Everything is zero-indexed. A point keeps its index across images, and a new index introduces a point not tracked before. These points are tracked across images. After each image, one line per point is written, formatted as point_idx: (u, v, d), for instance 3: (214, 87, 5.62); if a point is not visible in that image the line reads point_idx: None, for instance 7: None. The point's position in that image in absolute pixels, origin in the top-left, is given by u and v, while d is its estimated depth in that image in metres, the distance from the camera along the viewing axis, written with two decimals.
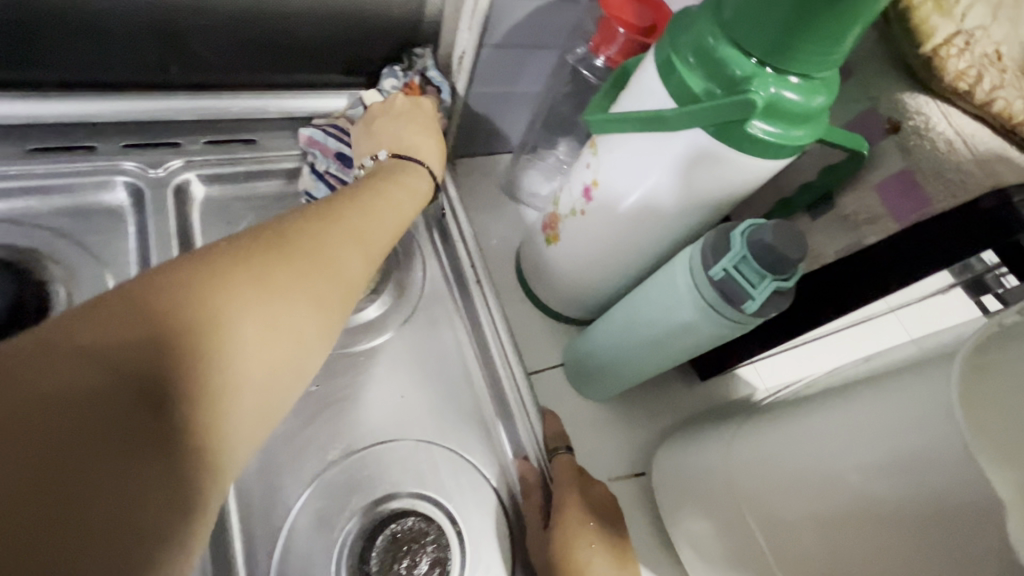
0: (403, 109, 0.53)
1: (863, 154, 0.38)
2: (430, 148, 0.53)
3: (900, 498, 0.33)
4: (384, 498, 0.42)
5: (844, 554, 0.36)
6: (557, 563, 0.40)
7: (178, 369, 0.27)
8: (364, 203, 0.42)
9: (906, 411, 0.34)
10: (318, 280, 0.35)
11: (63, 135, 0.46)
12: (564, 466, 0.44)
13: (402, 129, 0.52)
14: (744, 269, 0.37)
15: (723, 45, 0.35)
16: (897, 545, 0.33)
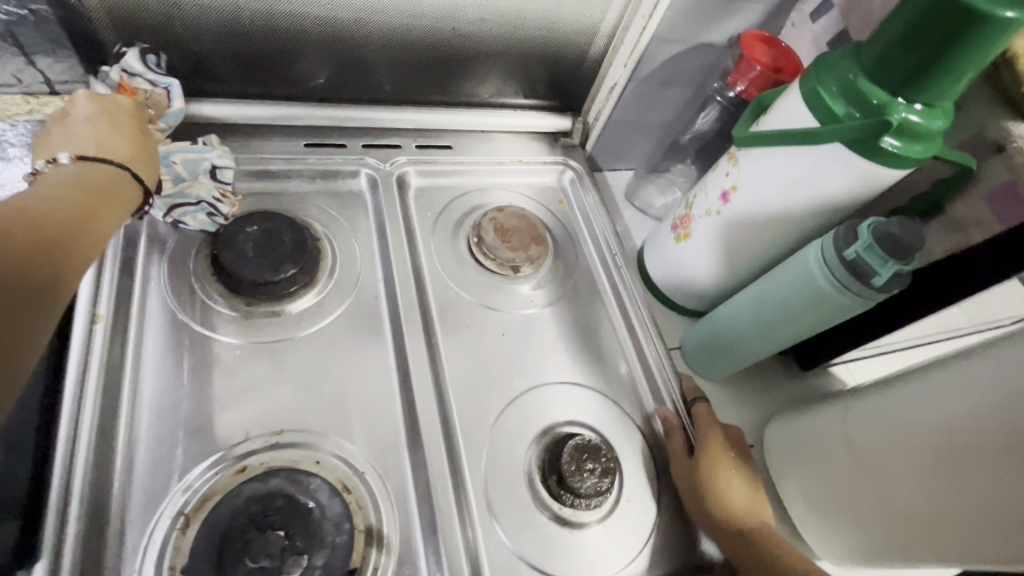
0: (89, 113, 0.44)
1: (972, 171, 0.48)
2: (121, 145, 0.44)
3: (1013, 428, 0.42)
4: (558, 423, 0.53)
5: (966, 487, 0.44)
6: (704, 480, 0.49)
7: (47, 284, 0.34)
8: (99, 184, 0.41)
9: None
10: (56, 245, 0.36)
11: (324, 136, 0.63)
12: (702, 412, 0.54)
13: (100, 137, 0.43)
14: (870, 254, 0.47)
15: (861, 81, 0.46)
16: (1015, 466, 0.41)
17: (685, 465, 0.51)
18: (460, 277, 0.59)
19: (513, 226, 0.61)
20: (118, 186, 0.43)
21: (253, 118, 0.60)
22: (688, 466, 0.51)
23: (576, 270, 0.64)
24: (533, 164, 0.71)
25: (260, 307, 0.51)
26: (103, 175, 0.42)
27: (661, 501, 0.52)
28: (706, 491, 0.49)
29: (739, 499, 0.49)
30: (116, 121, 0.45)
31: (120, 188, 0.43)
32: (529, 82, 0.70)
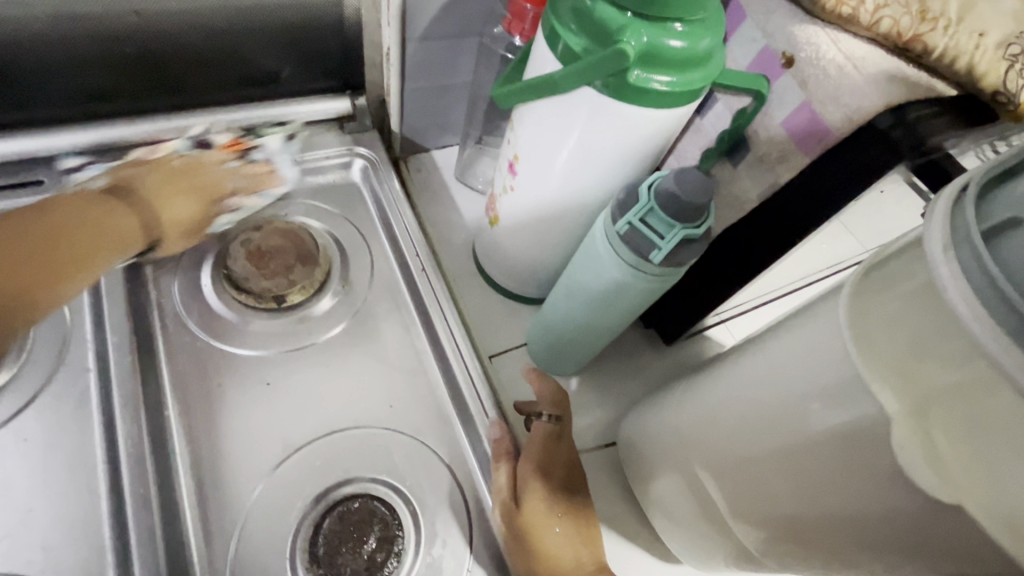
0: (170, 171, 0.49)
1: (765, 95, 0.39)
2: (183, 209, 0.49)
3: (835, 420, 0.31)
4: (340, 483, 0.44)
5: (794, 491, 0.34)
6: (524, 530, 0.42)
7: (21, 304, 0.37)
8: (90, 233, 0.42)
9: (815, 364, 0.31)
10: (32, 261, 0.38)
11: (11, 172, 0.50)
12: (539, 433, 0.47)
13: (179, 197, 0.49)
14: (650, 221, 0.38)
15: (600, 3, 0.35)
16: (846, 468, 0.30)
17: (511, 497, 0.43)
18: (212, 322, 0.48)
19: (273, 248, 0.51)
20: (92, 252, 0.41)
21: None
22: (508, 505, 0.43)
23: (369, 283, 0.54)
24: (313, 160, 0.59)
25: None
26: (71, 208, 0.42)
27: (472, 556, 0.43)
28: (521, 537, 0.42)
29: (550, 539, 0.42)
30: (186, 183, 0.49)
31: (99, 232, 0.42)
32: (291, 63, 0.56)
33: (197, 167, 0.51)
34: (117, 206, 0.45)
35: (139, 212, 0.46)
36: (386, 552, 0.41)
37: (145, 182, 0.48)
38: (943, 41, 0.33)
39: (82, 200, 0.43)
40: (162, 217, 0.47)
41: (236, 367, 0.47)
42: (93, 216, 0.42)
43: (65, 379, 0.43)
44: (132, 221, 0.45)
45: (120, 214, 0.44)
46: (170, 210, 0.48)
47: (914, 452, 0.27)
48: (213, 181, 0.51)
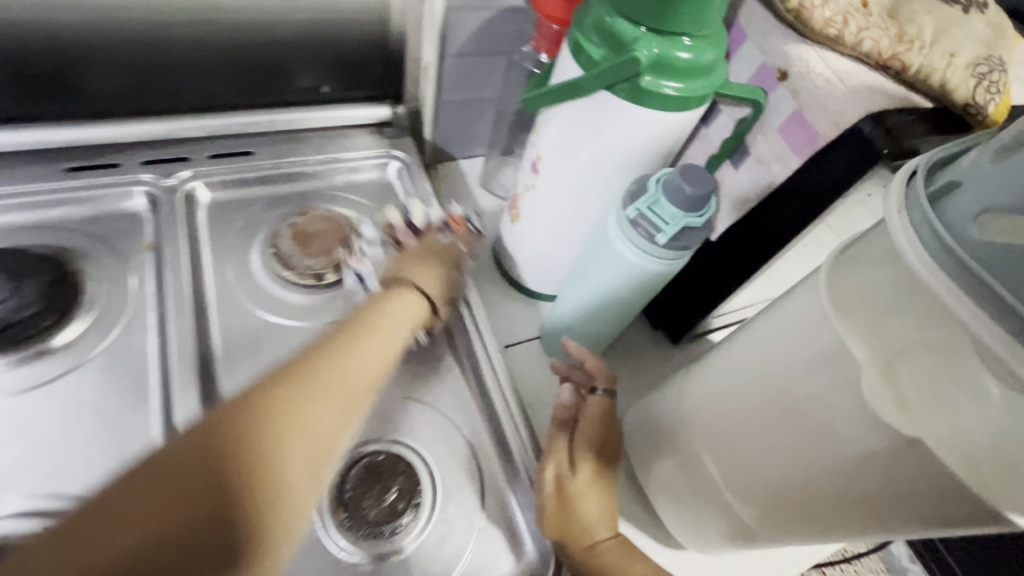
0: (410, 252, 0.54)
1: (763, 105, 0.43)
2: (432, 283, 0.52)
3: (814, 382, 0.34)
4: (365, 441, 0.47)
5: (788, 453, 0.37)
6: (566, 494, 0.44)
7: (215, 539, 0.31)
8: (379, 310, 0.47)
9: (794, 329, 0.35)
10: (279, 433, 0.35)
11: (92, 156, 0.56)
12: (595, 408, 0.48)
13: (425, 279, 0.52)
14: (657, 208, 0.42)
15: (618, 19, 0.40)
16: (829, 424, 0.33)
17: (559, 461, 0.46)
18: (257, 296, 0.53)
19: (315, 230, 0.56)
20: (370, 372, 0.43)
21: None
22: (560, 468, 0.46)
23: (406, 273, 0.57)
24: (353, 159, 0.65)
25: None
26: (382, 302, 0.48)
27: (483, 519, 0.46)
28: (563, 499, 0.44)
29: (592, 506, 0.45)
30: (425, 258, 0.53)
31: (389, 323, 0.47)
32: (338, 72, 0.63)
33: (428, 241, 0.55)
34: (409, 284, 0.50)
35: (411, 294, 0.50)
36: (405, 503, 0.45)
37: (390, 268, 0.52)
38: (918, 59, 0.39)
39: (372, 305, 0.48)
40: (434, 292, 0.52)
41: (275, 338, 0.52)
42: (374, 319, 0.46)
43: (125, 337, 0.48)
44: (410, 301, 0.50)
45: (413, 295, 0.50)
46: (426, 282, 0.51)
47: (880, 391, 0.30)
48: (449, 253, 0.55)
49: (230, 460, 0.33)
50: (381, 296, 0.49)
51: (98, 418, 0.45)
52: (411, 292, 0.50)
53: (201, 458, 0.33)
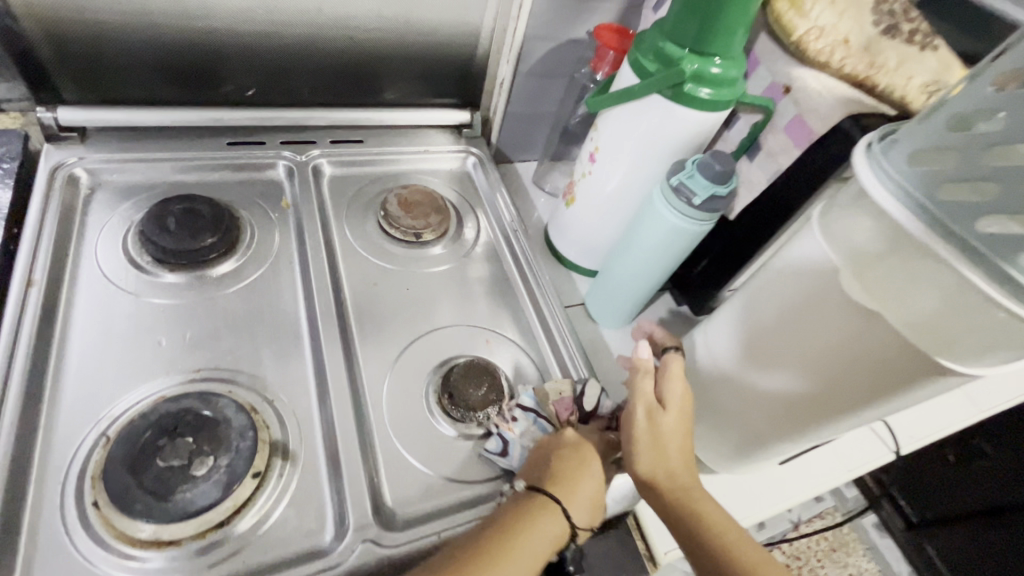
0: (562, 452, 0.51)
1: (772, 111, 0.59)
2: (591, 483, 0.49)
3: (807, 292, 0.47)
4: (456, 355, 0.60)
5: (796, 353, 0.49)
6: (655, 433, 0.51)
7: None
8: (512, 530, 0.45)
9: (793, 256, 0.48)
10: None
11: (244, 134, 0.71)
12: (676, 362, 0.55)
13: (587, 493, 0.49)
14: (692, 180, 0.57)
15: (668, 44, 0.56)
16: (824, 319, 0.46)
17: (647, 402, 0.52)
18: (370, 247, 0.67)
19: (416, 200, 0.70)
20: (515, 564, 0.43)
21: (169, 121, 0.67)
22: (652, 410, 0.52)
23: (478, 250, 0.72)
24: (438, 152, 0.80)
25: (183, 274, 0.59)
26: (525, 513, 0.46)
27: None
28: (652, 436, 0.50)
29: (677, 445, 0.51)
30: (590, 463, 0.50)
31: (532, 533, 0.45)
32: (430, 83, 0.80)
33: (584, 453, 0.51)
34: (553, 501, 0.47)
35: (543, 503, 0.47)
36: (494, 397, 0.56)
37: (549, 473, 0.49)
38: (885, 80, 0.54)
39: (515, 512, 0.46)
40: (575, 510, 0.48)
41: (384, 279, 0.65)
42: (486, 549, 0.43)
43: (274, 268, 0.62)
44: (559, 527, 0.46)
45: (543, 525, 0.46)
46: (579, 504, 0.48)
47: (853, 285, 0.43)
48: (594, 457, 0.51)
49: None
50: (529, 501, 0.47)
51: (257, 324, 0.58)
52: (559, 511, 0.47)
53: None
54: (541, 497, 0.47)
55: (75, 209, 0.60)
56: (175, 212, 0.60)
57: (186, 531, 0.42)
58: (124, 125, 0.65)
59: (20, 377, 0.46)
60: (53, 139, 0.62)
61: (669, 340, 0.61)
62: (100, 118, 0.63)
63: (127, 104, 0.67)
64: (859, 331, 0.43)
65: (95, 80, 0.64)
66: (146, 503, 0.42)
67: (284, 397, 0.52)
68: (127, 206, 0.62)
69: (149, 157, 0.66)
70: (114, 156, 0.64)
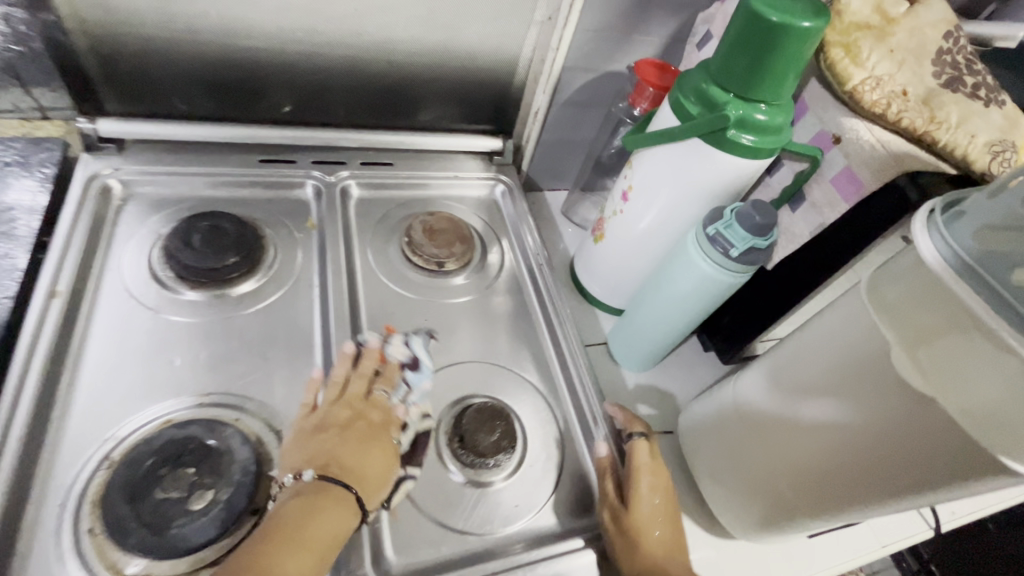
0: (343, 422, 0.49)
1: (819, 161, 0.55)
2: (376, 451, 0.48)
3: (850, 368, 0.44)
4: (470, 395, 0.58)
5: (835, 429, 0.45)
6: (627, 528, 0.48)
7: None
8: (319, 520, 0.42)
9: (840, 323, 0.45)
10: None
11: (277, 152, 0.71)
12: (641, 449, 0.51)
13: (373, 468, 0.47)
14: (731, 230, 0.54)
15: (711, 87, 0.54)
16: (866, 398, 0.42)
17: (611, 503, 0.50)
18: (391, 273, 0.66)
19: (440, 227, 0.69)
20: (309, 551, 0.40)
21: (202, 136, 0.67)
22: (615, 507, 0.49)
23: (498, 283, 0.70)
24: (468, 178, 0.79)
25: (203, 291, 0.58)
26: (326, 500, 0.43)
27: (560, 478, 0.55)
28: (626, 533, 0.47)
29: (656, 536, 0.47)
30: (366, 438, 0.49)
31: (327, 508, 0.43)
32: (463, 108, 0.79)
33: (358, 419, 0.50)
34: (340, 491, 0.44)
35: (391, 448, 0.49)
36: (507, 442, 0.53)
37: (324, 448, 0.47)
38: (945, 136, 0.50)
39: (315, 492, 0.43)
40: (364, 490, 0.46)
41: (402, 307, 0.64)
42: (302, 527, 0.41)
43: (293, 290, 0.62)
44: (341, 513, 0.43)
45: (325, 515, 0.42)
46: (364, 476, 0.46)
47: (906, 363, 0.40)
48: (374, 434, 0.49)
49: None
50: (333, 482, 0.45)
51: (270, 348, 0.56)
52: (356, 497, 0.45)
53: None
54: (332, 473, 0.45)
55: (104, 219, 0.61)
56: (200, 228, 0.59)
57: (178, 567, 0.41)
58: (161, 140, 0.66)
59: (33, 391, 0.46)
60: (89, 149, 0.63)
61: (632, 422, 0.55)
62: (135, 130, 0.64)
63: (164, 116, 0.68)
64: (910, 417, 0.39)
65: (136, 93, 0.65)
66: (140, 537, 0.40)
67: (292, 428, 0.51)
68: (157, 219, 0.63)
69: (180, 172, 0.66)
70: (149, 168, 0.65)
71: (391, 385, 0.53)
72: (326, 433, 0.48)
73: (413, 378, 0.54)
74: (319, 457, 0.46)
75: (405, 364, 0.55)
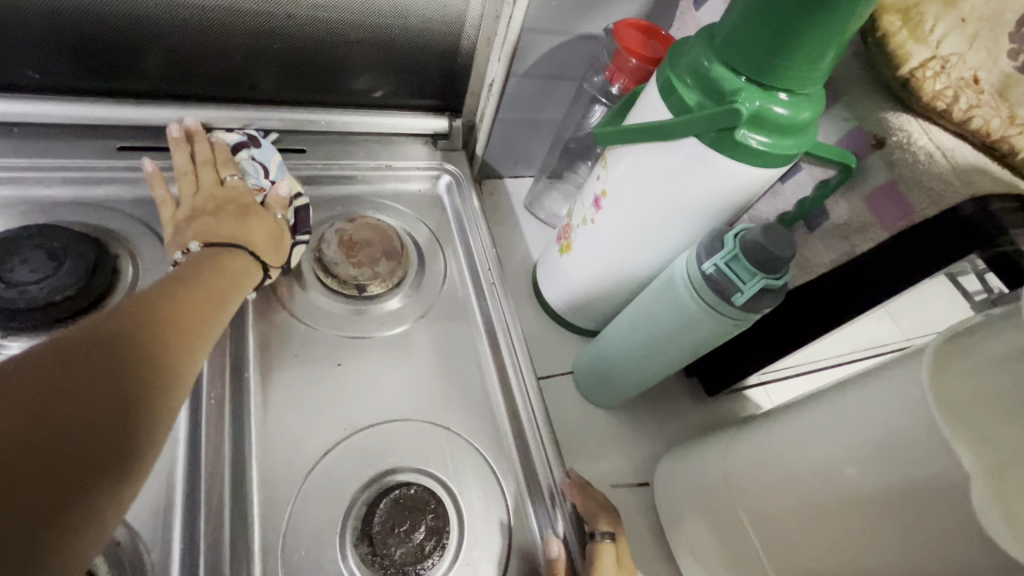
0: (213, 208, 0.49)
1: (852, 169, 0.42)
2: (258, 220, 0.49)
3: (886, 482, 0.32)
4: (391, 470, 0.45)
5: (849, 549, 0.35)
6: None
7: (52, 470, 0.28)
8: (220, 270, 0.44)
9: (885, 417, 0.33)
10: (125, 423, 0.31)
11: (148, 138, 0.55)
12: (606, 557, 0.43)
13: (248, 223, 0.49)
14: (735, 266, 0.40)
15: (716, 65, 0.39)
16: (901, 527, 0.31)
17: None
18: (299, 297, 0.52)
19: (363, 239, 0.54)
20: (222, 291, 0.43)
21: (36, 114, 0.50)
22: None
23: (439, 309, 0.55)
24: (405, 168, 0.63)
25: (27, 340, 0.43)
26: (226, 260, 0.45)
27: None
28: None
29: None
30: (242, 201, 0.50)
31: (230, 271, 0.44)
32: (402, 81, 0.62)
33: (231, 198, 0.50)
34: (239, 247, 0.47)
35: (273, 224, 0.50)
36: (433, 542, 0.41)
37: (196, 228, 0.47)
38: None
39: (206, 259, 0.44)
40: (249, 237, 0.48)
41: (310, 345, 0.50)
42: (210, 279, 0.42)
43: None
44: (242, 260, 0.46)
45: (231, 268, 0.45)
46: (254, 234, 0.48)
47: (990, 507, 0.27)
48: (249, 203, 0.50)
49: (108, 431, 0.30)
50: (219, 249, 0.46)
51: None
52: (252, 253, 0.47)
53: (69, 387, 0.30)
54: (219, 234, 0.47)
55: None
56: (23, 249, 0.44)
57: None
58: None
59: None
60: None
61: (597, 516, 0.45)
62: None
63: None
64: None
65: None
66: None
67: (141, 530, 0.38)
68: None
69: (6, 165, 0.50)
70: None
71: (235, 169, 0.53)
72: (199, 220, 0.48)
73: (257, 155, 0.55)
74: (204, 235, 0.46)
75: (238, 149, 0.55)
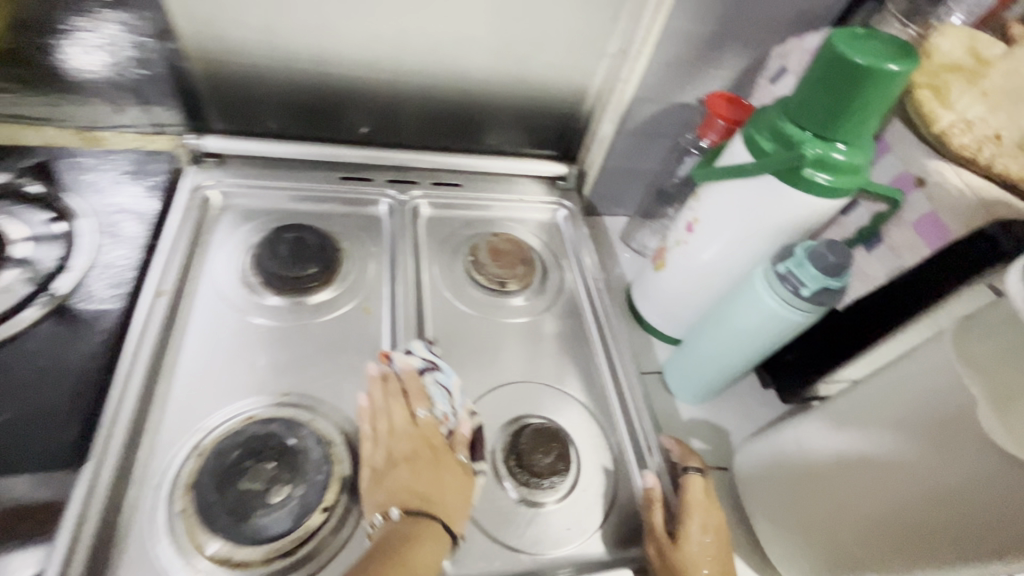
0: (406, 461, 0.50)
1: (899, 202, 0.54)
2: (447, 477, 0.50)
3: (932, 421, 0.44)
4: (527, 414, 0.59)
5: (904, 483, 0.45)
6: (672, 563, 0.48)
7: None
8: (418, 527, 0.46)
9: (926, 377, 0.45)
10: None
11: (356, 170, 0.76)
12: (696, 487, 0.52)
13: (440, 488, 0.49)
14: (802, 269, 0.53)
15: (788, 124, 0.54)
16: (948, 455, 0.42)
17: (658, 539, 0.50)
18: (456, 290, 0.69)
19: (504, 249, 0.72)
20: (419, 546, 0.45)
21: (290, 154, 0.73)
22: (663, 543, 0.50)
23: (558, 305, 0.71)
24: (531, 202, 0.81)
25: (283, 297, 0.63)
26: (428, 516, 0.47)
27: (610, 509, 0.55)
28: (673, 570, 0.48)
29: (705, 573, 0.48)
30: (437, 468, 0.51)
31: (426, 535, 0.46)
32: (530, 131, 0.82)
33: (420, 450, 0.51)
34: (432, 522, 0.47)
35: (462, 471, 0.51)
36: (561, 465, 0.55)
37: (391, 486, 0.49)
38: None
39: (402, 529, 0.46)
40: (441, 510, 0.48)
41: (465, 324, 0.66)
42: (406, 560, 0.44)
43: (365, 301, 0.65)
44: (434, 528, 0.47)
45: (424, 544, 0.46)
46: (445, 509, 0.49)
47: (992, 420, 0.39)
48: (444, 468, 0.51)
49: None
50: (416, 524, 0.47)
51: (341, 355, 0.60)
52: (447, 538, 0.47)
53: None
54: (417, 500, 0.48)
55: (203, 227, 0.67)
56: (281, 237, 0.64)
57: (256, 554, 0.44)
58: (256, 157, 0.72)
59: (138, 385, 0.51)
60: (196, 162, 0.70)
61: (688, 457, 0.55)
62: (236, 148, 0.71)
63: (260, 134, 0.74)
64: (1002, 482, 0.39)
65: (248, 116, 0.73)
66: (225, 522, 0.45)
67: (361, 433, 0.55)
68: (246, 229, 0.68)
69: (269, 185, 0.71)
70: (242, 181, 0.71)
71: (426, 401, 0.54)
72: (398, 471, 0.50)
73: (442, 378, 0.55)
74: (401, 500, 0.48)
75: (424, 372, 0.55)
